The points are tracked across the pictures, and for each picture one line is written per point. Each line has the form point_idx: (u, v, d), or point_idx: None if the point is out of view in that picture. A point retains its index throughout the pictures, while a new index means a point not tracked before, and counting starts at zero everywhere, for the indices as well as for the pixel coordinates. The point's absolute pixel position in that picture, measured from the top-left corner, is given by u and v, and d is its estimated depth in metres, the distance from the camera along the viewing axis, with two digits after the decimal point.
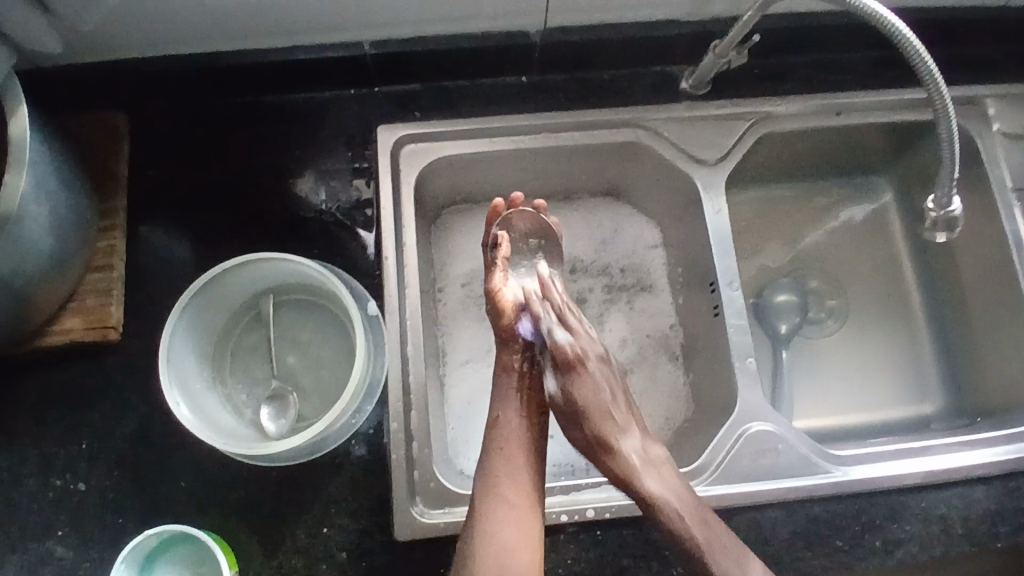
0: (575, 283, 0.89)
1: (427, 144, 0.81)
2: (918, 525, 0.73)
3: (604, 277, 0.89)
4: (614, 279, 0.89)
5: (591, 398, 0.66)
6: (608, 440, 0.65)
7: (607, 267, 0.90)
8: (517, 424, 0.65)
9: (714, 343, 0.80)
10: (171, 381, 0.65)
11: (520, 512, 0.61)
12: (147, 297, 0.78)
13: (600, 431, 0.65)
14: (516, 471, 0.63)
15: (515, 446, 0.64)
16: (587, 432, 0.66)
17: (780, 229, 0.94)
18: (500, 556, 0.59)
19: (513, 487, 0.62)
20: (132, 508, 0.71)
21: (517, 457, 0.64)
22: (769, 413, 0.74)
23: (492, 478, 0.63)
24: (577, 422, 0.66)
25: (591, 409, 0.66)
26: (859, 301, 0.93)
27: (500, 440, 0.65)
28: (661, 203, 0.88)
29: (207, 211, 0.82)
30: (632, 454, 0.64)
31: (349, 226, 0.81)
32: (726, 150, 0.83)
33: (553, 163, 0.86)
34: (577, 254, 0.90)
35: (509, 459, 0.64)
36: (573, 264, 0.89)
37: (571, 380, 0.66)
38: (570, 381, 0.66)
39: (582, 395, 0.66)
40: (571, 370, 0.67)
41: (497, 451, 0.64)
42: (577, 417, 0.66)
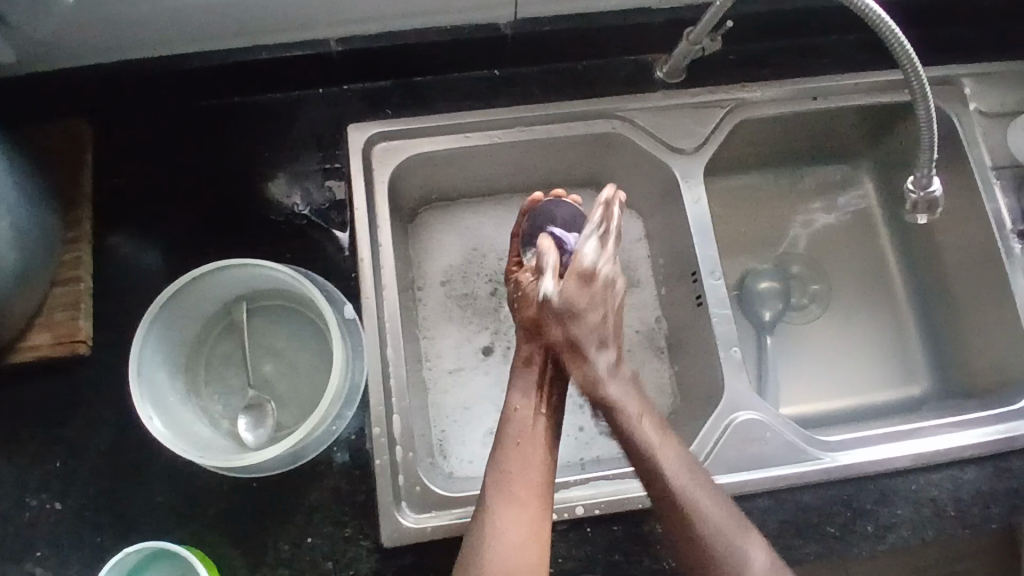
0: None
1: (400, 143, 0.80)
2: (909, 509, 0.72)
3: None
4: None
5: (589, 304, 0.67)
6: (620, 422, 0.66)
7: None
8: (529, 420, 0.64)
9: (699, 333, 0.79)
10: (143, 395, 0.64)
11: (530, 507, 0.60)
12: (118, 309, 0.76)
13: (582, 340, 0.67)
14: (530, 464, 0.62)
15: (530, 441, 0.63)
16: (569, 335, 0.67)
17: (761, 216, 0.93)
18: (509, 554, 0.57)
19: (525, 482, 0.61)
20: (111, 525, 0.69)
21: (532, 451, 0.63)
22: (756, 402, 0.73)
23: (504, 471, 0.61)
24: (564, 325, 0.67)
25: (582, 316, 0.67)
26: (843, 285, 0.92)
27: (515, 434, 0.63)
28: (641, 193, 0.87)
29: (177, 217, 0.80)
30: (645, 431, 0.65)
31: (324, 227, 0.79)
32: (704, 138, 0.82)
33: (529, 157, 0.84)
34: None
35: (522, 453, 0.62)
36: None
37: (575, 289, 0.67)
38: (574, 290, 0.67)
39: (582, 299, 0.67)
40: (578, 281, 0.67)
41: (511, 445, 0.63)
42: (566, 318, 0.67)
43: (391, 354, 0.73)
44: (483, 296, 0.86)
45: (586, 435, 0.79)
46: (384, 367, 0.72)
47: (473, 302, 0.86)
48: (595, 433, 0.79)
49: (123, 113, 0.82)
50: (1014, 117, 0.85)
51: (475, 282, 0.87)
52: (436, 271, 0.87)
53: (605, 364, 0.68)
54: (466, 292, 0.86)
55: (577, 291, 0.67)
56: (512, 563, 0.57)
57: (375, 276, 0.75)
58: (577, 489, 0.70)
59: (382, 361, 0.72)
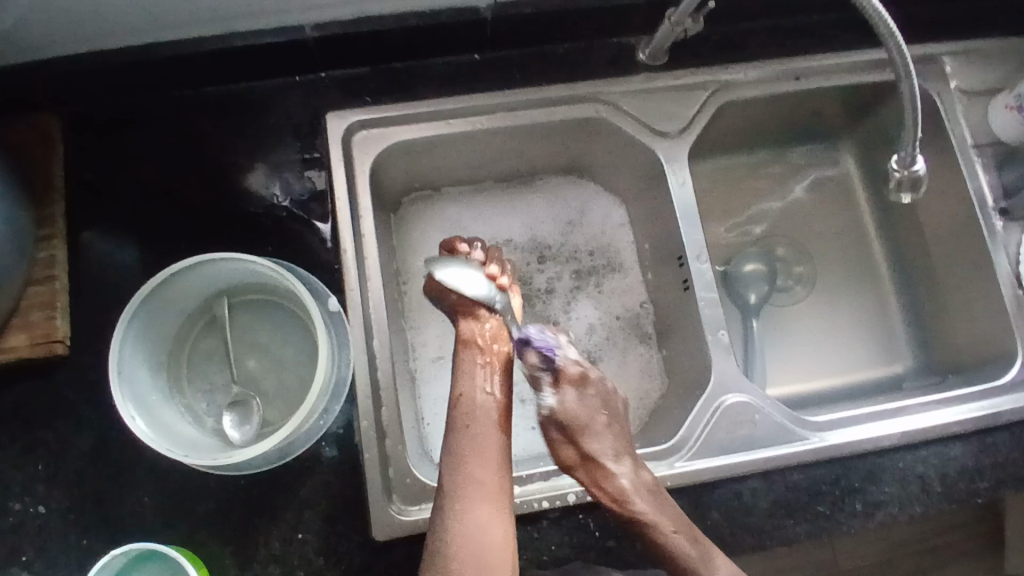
0: (541, 271, 0.88)
1: (380, 130, 0.79)
2: (897, 486, 0.73)
3: (571, 263, 0.89)
4: (583, 263, 0.89)
5: (591, 415, 0.65)
6: (600, 464, 0.64)
7: (576, 252, 0.89)
8: (483, 407, 0.65)
9: (686, 317, 0.79)
10: (125, 396, 0.62)
11: (490, 490, 0.60)
12: (96, 307, 0.75)
13: (595, 450, 0.65)
14: (486, 449, 0.62)
15: (483, 427, 0.63)
16: (582, 449, 0.65)
17: (745, 198, 0.93)
18: (474, 535, 0.58)
19: (482, 466, 0.61)
20: (96, 529, 0.68)
21: (485, 435, 0.63)
22: (744, 384, 0.73)
23: (460, 458, 0.61)
24: (575, 441, 0.65)
25: (589, 429, 0.65)
26: (827, 265, 0.93)
27: (466, 419, 0.64)
28: (625, 178, 0.87)
29: (156, 212, 0.78)
30: (622, 478, 0.64)
31: (306, 220, 0.78)
32: (686, 121, 0.81)
33: (512, 143, 0.84)
34: (543, 239, 0.89)
35: (474, 439, 0.62)
36: (539, 251, 0.89)
37: (573, 400, 0.65)
38: (573, 401, 0.65)
39: (582, 412, 0.65)
40: (575, 391, 0.65)
41: (463, 429, 0.63)
42: (573, 436, 0.65)
43: (378, 346, 0.72)
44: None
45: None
46: (370, 360, 0.71)
47: None
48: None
49: (94, 106, 0.79)
50: (995, 94, 0.85)
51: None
52: (421, 265, 0.86)
53: (627, 474, 0.64)
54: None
55: (577, 404, 0.65)
56: (482, 546, 0.57)
57: (359, 267, 0.74)
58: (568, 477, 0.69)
59: (369, 354, 0.71)
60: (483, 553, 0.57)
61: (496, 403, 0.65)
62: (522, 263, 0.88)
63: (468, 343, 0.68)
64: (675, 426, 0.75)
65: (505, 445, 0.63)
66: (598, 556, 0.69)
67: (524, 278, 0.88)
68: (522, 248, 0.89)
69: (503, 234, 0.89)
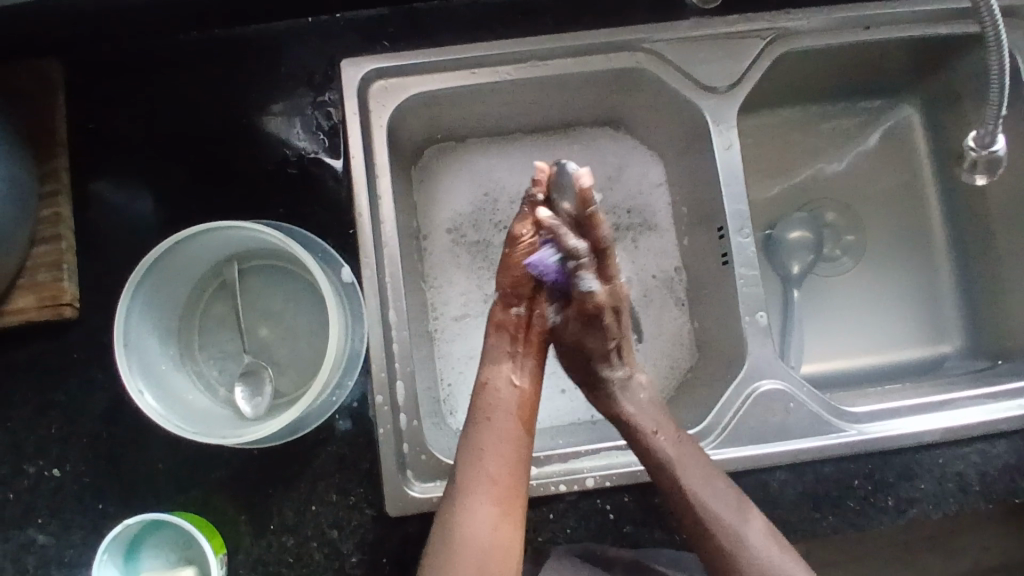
0: None
1: (399, 80, 0.73)
2: (932, 483, 0.69)
3: (611, 217, 0.85)
4: (621, 219, 0.85)
5: (599, 343, 0.63)
6: (596, 377, 0.65)
7: (614, 207, 0.85)
8: (511, 400, 0.61)
9: (723, 291, 0.74)
10: (133, 367, 0.61)
11: (504, 490, 0.58)
12: (105, 266, 0.72)
13: (596, 368, 0.64)
14: (504, 444, 0.59)
15: (503, 421, 0.60)
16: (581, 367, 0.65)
17: (794, 154, 0.86)
18: (480, 542, 0.55)
19: (497, 463, 0.58)
20: (110, 493, 0.67)
21: (506, 431, 0.60)
22: (780, 370, 0.69)
23: (476, 450, 0.59)
24: (578, 358, 0.65)
25: (593, 352, 0.63)
26: (879, 232, 0.86)
27: (488, 411, 0.60)
28: (664, 135, 0.81)
29: (166, 163, 0.74)
30: (614, 383, 0.65)
31: (324, 178, 0.74)
32: (737, 76, 0.74)
33: (540, 95, 0.78)
34: None
35: (494, 431, 0.59)
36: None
37: (579, 326, 0.62)
38: (580, 329, 0.62)
39: (588, 335, 0.63)
40: (585, 318, 0.61)
41: (483, 421, 0.60)
42: (576, 353, 0.64)
43: (394, 318, 0.68)
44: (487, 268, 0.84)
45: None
46: (386, 333, 0.68)
47: (485, 249, 0.85)
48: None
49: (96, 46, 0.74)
50: None
51: (491, 231, 0.85)
52: (443, 220, 0.85)
53: (620, 381, 0.65)
54: (477, 241, 0.85)
55: (580, 331, 0.62)
56: (484, 545, 0.55)
57: (375, 232, 0.70)
58: (587, 462, 0.67)
59: (385, 324, 0.68)
60: (484, 555, 0.55)
61: (521, 394, 0.61)
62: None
63: (498, 326, 0.64)
64: (704, 408, 0.71)
65: (525, 444, 0.60)
66: (614, 540, 0.67)
67: None
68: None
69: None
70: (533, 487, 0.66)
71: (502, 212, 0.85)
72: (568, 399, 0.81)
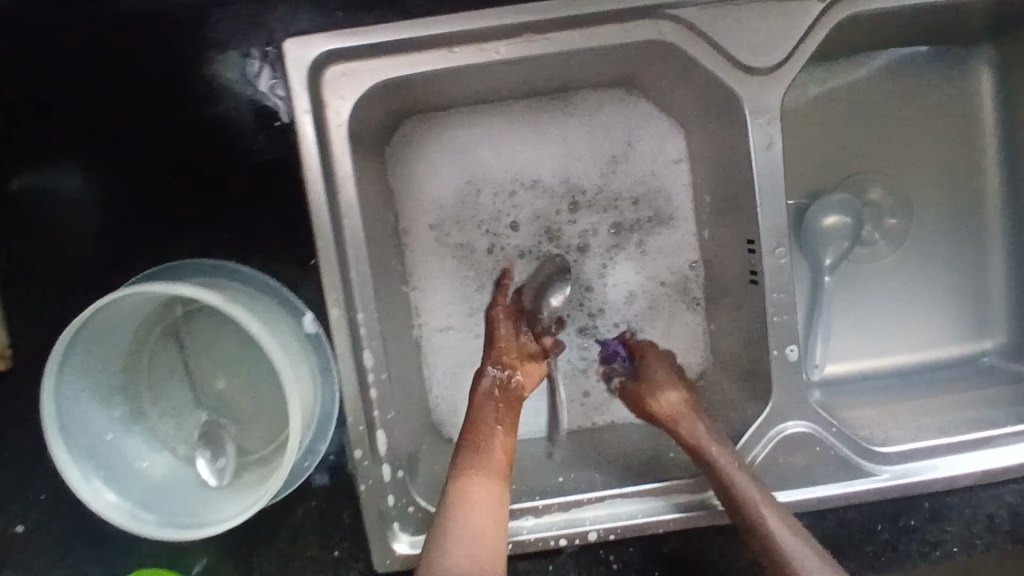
0: (575, 226, 0.76)
1: (362, 63, 0.58)
2: (961, 524, 0.64)
3: (612, 214, 0.75)
4: (625, 215, 0.75)
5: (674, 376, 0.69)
6: (681, 414, 0.64)
7: (617, 199, 0.75)
8: (496, 435, 0.63)
9: (749, 312, 0.65)
10: (72, 453, 0.54)
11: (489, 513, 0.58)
12: (47, 298, 0.64)
13: (682, 403, 0.65)
14: (489, 472, 0.60)
15: (488, 451, 0.62)
16: (671, 404, 0.65)
17: (843, 120, 0.72)
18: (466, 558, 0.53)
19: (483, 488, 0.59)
20: (82, 548, 0.63)
21: (491, 460, 0.61)
22: (810, 411, 0.62)
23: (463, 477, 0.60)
24: (669, 390, 0.66)
25: (682, 390, 0.67)
26: (928, 215, 0.75)
27: (475, 442, 0.62)
28: (687, 109, 0.68)
29: (100, 168, 0.64)
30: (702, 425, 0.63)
31: (280, 186, 0.63)
32: (788, 50, 0.58)
33: (538, 69, 0.63)
34: (579, 182, 0.75)
35: (479, 459, 0.61)
36: (545, 229, 0.76)
37: (655, 365, 0.70)
38: (656, 369, 0.69)
39: (663, 369, 0.69)
40: (657, 359, 0.71)
41: (471, 451, 0.62)
42: (661, 387, 0.67)
43: (370, 361, 0.61)
44: (479, 266, 0.75)
45: (592, 399, 0.76)
46: (361, 380, 0.61)
47: (472, 253, 0.75)
48: (601, 398, 0.76)
49: None
50: None
51: (474, 233, 0.75)
52: (424, 214, 0.74)
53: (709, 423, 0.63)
54: (462, 243, 0.75)
55: (661, 366, 0.70)
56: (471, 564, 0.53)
57: (342, 264, 0.60)
58: (590, 513, 0.63)
59: (360, 372, 0.61)
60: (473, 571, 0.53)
61: (503, 433, 0.63)
62: (550, 212, 0.75)
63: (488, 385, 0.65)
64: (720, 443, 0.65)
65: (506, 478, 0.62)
66: None
67: (553, 231, 0.76)
68: (552, 190, 0.75)
69: (529, 171, 0.74)
70: (532, 541, 0.62)
71: (484, 209, 0.75)
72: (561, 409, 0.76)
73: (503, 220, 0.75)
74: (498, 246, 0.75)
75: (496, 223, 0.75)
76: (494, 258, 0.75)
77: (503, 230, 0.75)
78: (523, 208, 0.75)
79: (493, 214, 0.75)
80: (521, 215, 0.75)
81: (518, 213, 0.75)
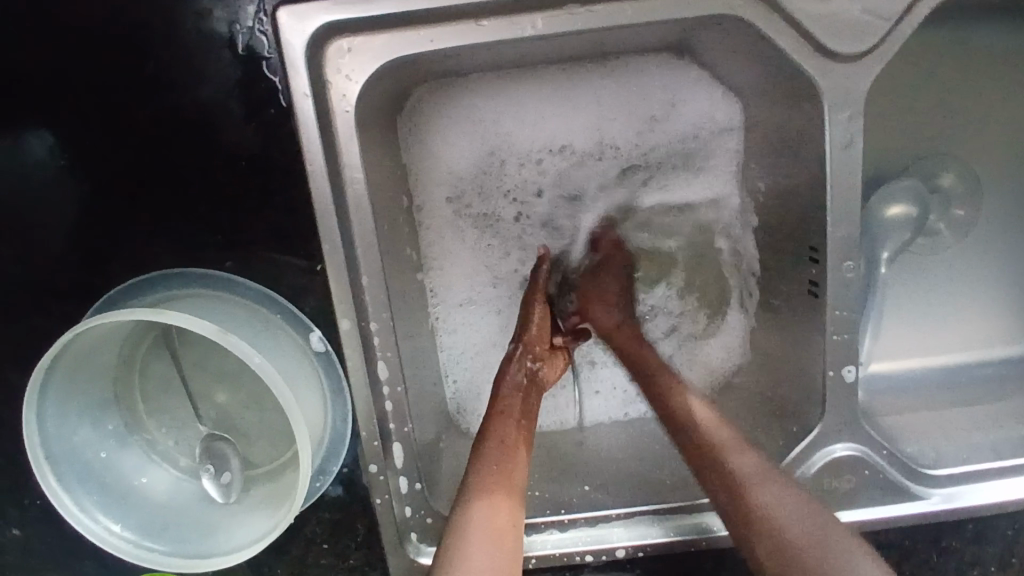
0: (611, 190, 0.68)
1: (375, 37, 0.49)
2: (1003, 544, 0.61)
3: (651, 183, 0.68)
4: (666, 187, 0.68)
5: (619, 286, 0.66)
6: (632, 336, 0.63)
7: (658, 170, 0.67)
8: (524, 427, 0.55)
9: (799, 321, 0.59)
10: (62, 479, 0.51)
11: (510, 510, 0.49)
12: (27, 292, 0.57)
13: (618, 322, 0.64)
14: (513, 467, 0.51)
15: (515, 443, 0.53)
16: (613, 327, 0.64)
17: (922, 95, 0.64)
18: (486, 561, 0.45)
19: (507, 489, 0.50)
20: (84, 550, 0.61)
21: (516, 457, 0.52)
22: (863, 431, 0.57)
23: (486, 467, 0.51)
24: (607, 304, 0.65)
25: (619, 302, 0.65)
26: (996, 201, 0.68)
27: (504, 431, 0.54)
28: (747, 84, 0.58)
29: (69, 148, 0.56)
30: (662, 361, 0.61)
31: (281, 172, 0.56)
32: (883, 31, 0.49)
33: (578, 39, 0.54)
34: (619, 151, 0.67)
35: (501, 450, 0.52)
36: (578, 195, 0.69)
37: (610, 273, 0.67)
38: (603, 278, 0.67)
39: (610, 281, 0.66)
40: (614, 268, 0.67)
41: (499, 442, 0.53)
42: (599, 302, 0.65)
43: (384, 373, 0.56)
44: (505, 236, 0.69)
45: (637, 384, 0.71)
46: (375, 392, 0.56)
47: (495, 226, 0.68)
48: None
49: None
50: None
51: (497, 202, 0.68)
52: (442, 187, 0.66)
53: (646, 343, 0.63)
54: (483, 214, 0.68)
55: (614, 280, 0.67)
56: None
57: (354, 269, 0.53)
58: (619, 528, 0.59)
59: (373, 385, 0.56)
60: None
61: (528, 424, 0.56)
62: (586, 179, 0.68)
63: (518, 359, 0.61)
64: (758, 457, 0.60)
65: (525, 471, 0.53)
66: None
67: (584, 197, 0.69)
68: (587, 158, 0.67)
69: (562, 139, 0.66)
70: (556, 557, 0.59)
71: (511, 176, 0.67)
72: (600, 398, 0.71)
73: (532, 187, 0.68)
74: (523, 214, 0.69)
75: (523, 191, 0.68)
76: (520, 227, 0.69)
77: (531, 197, 0.68)
78: (555, 175, 0.68)
79: (520, 182, 0.68)
80: (551, 183, 0.68)
81: (549, 180, 0.68)
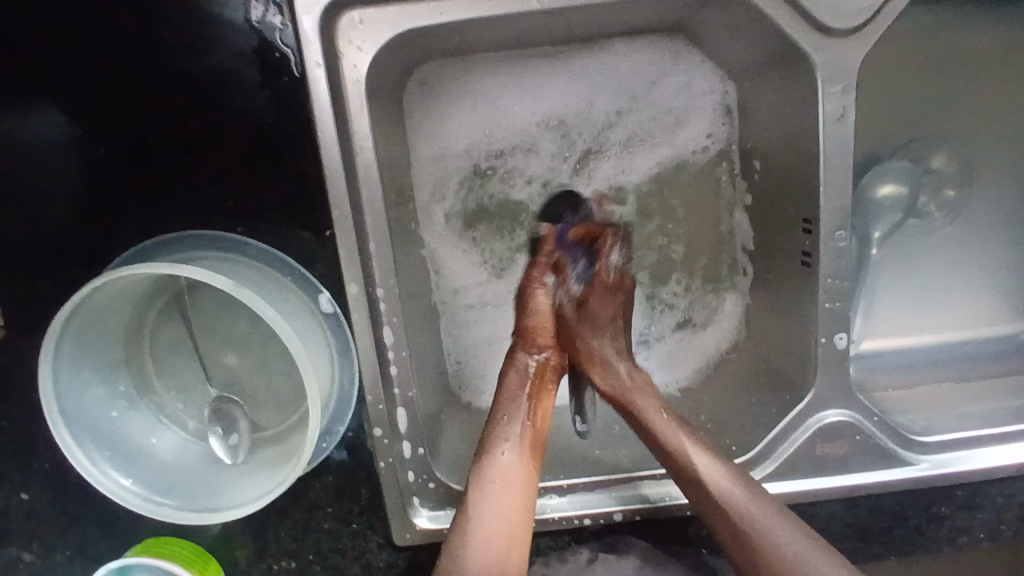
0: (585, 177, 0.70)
1: (388, 9, 0.51)
2: (993, 512, 0.63)
3: (625, 170, 0.70)
4: (640, 173, 0.70)
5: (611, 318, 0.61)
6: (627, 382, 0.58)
7: (635, 155, 0.69)
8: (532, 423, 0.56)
9: (795, 292, 0.60)
10: (75, 435, 0.52)
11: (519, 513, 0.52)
12: (44, 256, 0.59)
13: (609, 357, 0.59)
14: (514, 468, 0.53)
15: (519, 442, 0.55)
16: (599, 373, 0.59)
17: (915, 79, 0.66)
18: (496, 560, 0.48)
19: (509, 487, 0.52)
20: (91, 511, 0.62)
21: (521, 465, 0.54)
22: (856, 399, 0.59)
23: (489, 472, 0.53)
24: (600, 338, 0.60)
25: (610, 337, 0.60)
26: (985, 184, 0.70)
27: (504, 434, 0.55)
28: (745, 64, 0.60)
29: (87, 117, 0.57)
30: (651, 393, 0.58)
31: (292, 142, 0.57)
32: (873, 9, 0.51)
33: (581, 14, 0.56)
34: (597, 135, 0.69)
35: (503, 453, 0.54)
36: (556, 179, 0.70)
37: (597, 300, 0.61)
38: (596, 309, 0.61)
39: (603, 307, 0.61)
40: (606, 293, 0.61)
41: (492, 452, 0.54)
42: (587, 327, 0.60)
43: (390, 339, 0.57)
44: (488, 234, 0.70)
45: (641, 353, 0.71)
46: (381, 357, 0.57)
47: (478, 208, 0.70)
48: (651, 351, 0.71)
49: None
50: None
51: (477, 182, 0.69)
52: (432, 166, 0.67)
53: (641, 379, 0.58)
54: (463, 194, 0.69)
55: (603, 305, 0.61)
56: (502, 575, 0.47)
57: (364, 235, 0.55)
58: (617, 493, 0.61)
59: (379, 349, 0.57)
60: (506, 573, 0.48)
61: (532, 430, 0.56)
62: (562, 163, 0.70)
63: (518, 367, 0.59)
64: (752, 425, 0.62)
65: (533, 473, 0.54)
66: None
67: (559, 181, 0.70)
68: (566, 142, 0.69)
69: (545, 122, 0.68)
70: (555, 520, 0.60)
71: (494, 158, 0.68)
72: None
73: (514, 168, 0.69)
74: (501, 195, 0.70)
75: (504, 172, 0.69)
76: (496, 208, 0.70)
77: (511, 178, 0.69)
78: (535, 157, 0.69)
79: (503, 163, 0.69)
80: (531, 165, 0.69)
81: (530, 162, 0.69)
